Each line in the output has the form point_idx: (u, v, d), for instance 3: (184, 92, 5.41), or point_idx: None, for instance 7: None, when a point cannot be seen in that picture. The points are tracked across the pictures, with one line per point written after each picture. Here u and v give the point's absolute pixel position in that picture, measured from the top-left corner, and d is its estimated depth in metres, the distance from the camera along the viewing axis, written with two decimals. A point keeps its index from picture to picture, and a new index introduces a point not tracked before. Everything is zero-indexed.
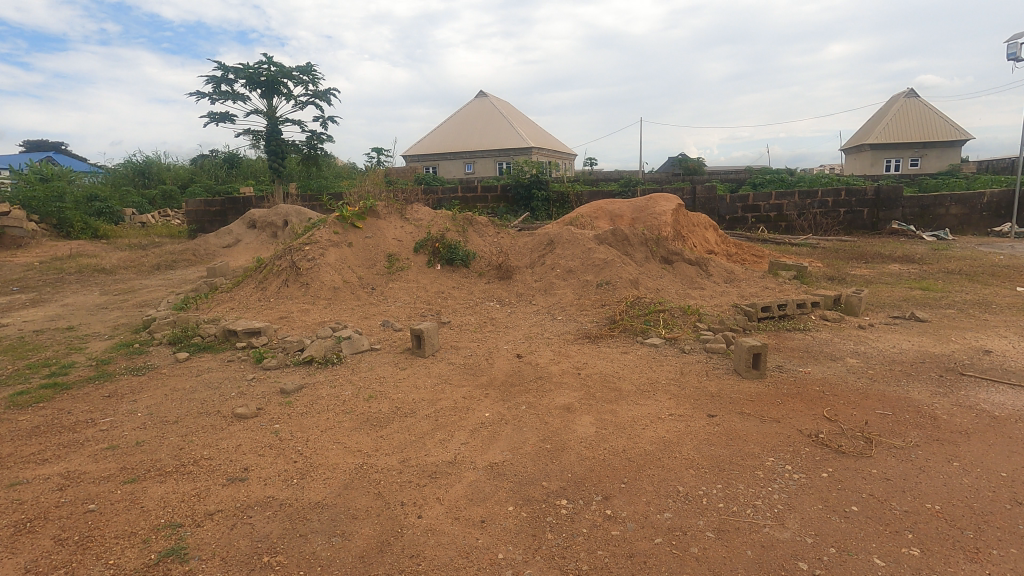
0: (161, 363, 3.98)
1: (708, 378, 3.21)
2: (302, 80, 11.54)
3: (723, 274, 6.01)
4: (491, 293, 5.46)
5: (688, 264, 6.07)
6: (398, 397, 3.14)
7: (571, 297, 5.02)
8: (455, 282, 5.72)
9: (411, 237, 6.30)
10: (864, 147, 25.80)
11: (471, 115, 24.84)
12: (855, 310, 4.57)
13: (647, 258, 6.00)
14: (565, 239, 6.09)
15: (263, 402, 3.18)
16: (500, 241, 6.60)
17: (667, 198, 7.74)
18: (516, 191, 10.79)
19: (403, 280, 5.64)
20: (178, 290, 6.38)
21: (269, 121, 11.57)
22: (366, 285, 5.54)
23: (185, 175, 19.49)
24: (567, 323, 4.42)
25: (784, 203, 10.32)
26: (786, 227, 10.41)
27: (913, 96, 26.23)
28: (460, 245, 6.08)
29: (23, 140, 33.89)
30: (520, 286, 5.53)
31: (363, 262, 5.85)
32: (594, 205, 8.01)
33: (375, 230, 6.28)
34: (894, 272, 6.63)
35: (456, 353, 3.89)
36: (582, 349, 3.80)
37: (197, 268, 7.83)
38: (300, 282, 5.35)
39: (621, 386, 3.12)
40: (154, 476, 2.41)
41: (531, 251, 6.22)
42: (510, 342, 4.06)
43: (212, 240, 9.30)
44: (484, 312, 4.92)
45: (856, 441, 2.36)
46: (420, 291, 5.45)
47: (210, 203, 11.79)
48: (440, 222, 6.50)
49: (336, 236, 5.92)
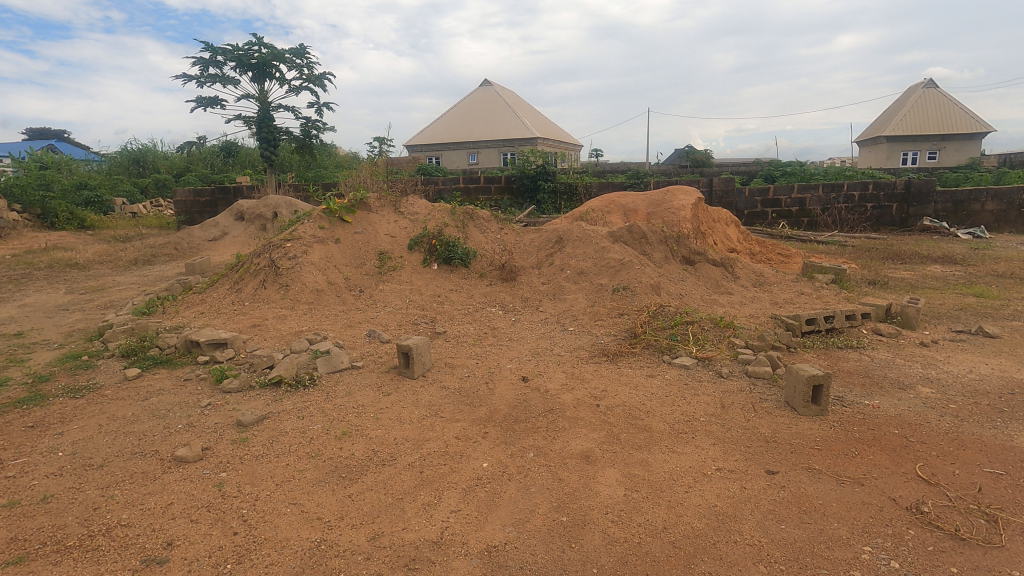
0: (107, 381, 3.42)
1: (757, 415, 2.61)
2: (295, 64, 10.89)
3: (752, 278, 5.41)
4: (493, 297, 4.88)
5: (712, 265, 5.49)
6: (377, 435, 2.57)
7: (584, 303, 4.43)
8: (453, 283, 5.13)
9: (405, 233, 5.71)
10: (880, 140, 24.89)
11: (475, 104, 24.17)
12: (913, 323, 3.97)
13: (666, 258, 5.41)
14: (576, 237, 5.50)
15: (212, 440, 2.61)
16: (504, 237, 6.00)
17: (685, 192, 7.13)
18: (521, 182, 10.18)
19: (396, 282, 5.07)
20: (150, 289, 5.81)
21: (260, 108, 10.93)
22: (353, 286, 4.95)
23: (180, 164, 18.95)
24: (581, 335, 3.84)
25: (806, 197, 9.69)
26: (808, 223, 9.77)
27: (931, 87, 25.42)
28: (459, 242, 5.48)
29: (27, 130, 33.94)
30: (525, 289, 4.94)
31: (351, 260, 5.26)
32: (606, 199, 7.40)
33: (366, 224, 5.71)
34: (938, 275, 6.01)
35: (450, 374, 3.31)
36: (599, 371, 3.22)
37: (176, 263, 7.26)
38: (279, 283, 4.78)
39: (651, 425, 2.53)
40: (46, 555, 1.84)
41: (538, 249, 5.62)
42: (514, 361, 3.47)
43: (196, 233, 8.72)
44: (485, 321, 4.34)
45: (975, 522, 1.78)
46: (413, 294, 4.88)
47: (200, 192, 11.21)
48: (437, 217, 5.91)
49: (321, 231, 5.35)
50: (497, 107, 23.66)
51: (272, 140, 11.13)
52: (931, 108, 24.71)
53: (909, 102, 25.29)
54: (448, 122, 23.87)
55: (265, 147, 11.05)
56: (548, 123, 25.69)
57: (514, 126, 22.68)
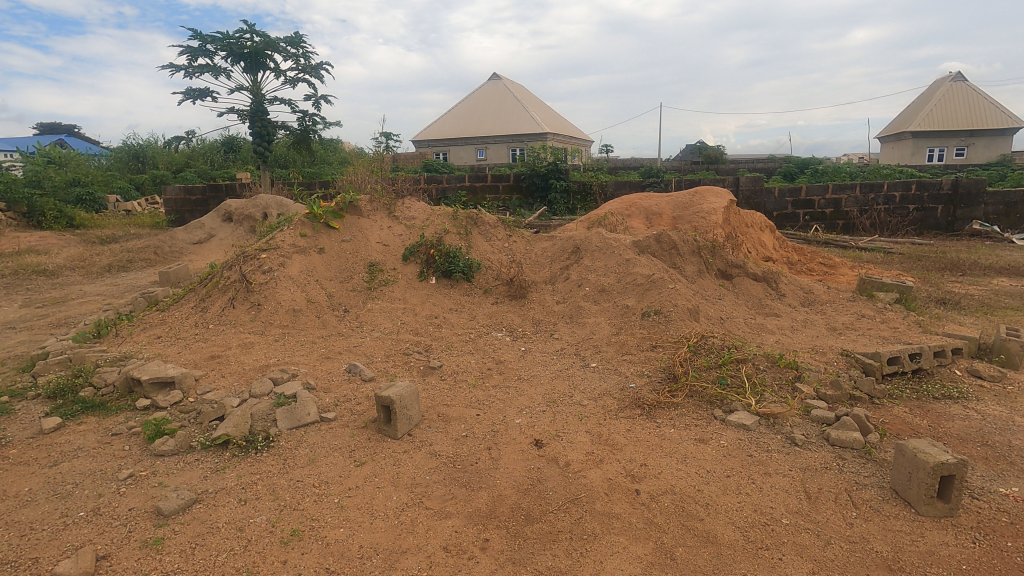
0: (17, 435, 2.75)
1: (861, 517, 1.89)
2: (291, 53, 10.19)
3: (799, 295, 4.67)
4: (500, 319, 4.18)
5: (752, 280, 4.76)
6: (338, 539, 1.88)
7: (607, 330, 3.71)
8: (453, 301, 4.44)
9: (400, 241, 5.02)
10: (905, 136, 23.90)
11: (483, 99, 23.42)
12: (1016, 362, 3.22)
13: (700, 272, 4.69)
14: (596, 247, 4.79)
15: (117, 540, 1.93)
16: (512, 244, 5.29)
17: (716, 193, 6.38)
18: (532, 181, 9.45)
19: (387, 300, 4.38)
20: (114, 303, 5.16)
21: (253, 100, 10.22)
22: (337, 305, 4.26)
23: (180, 159, 18.43)
24: (606, 376, 3.13)
25: (842, 198, 8.89)
26: (844, 226, 8.97)
27: (960, 80, 24.36)
28: (461, 252, 4.78)
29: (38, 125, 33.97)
30: (537, 310, 4.24)
31: (336, 273, 4.57)
32: (625, 201, 6.67)
33: (355, 231, 5.01)
34: (1012, 290, 5.22)
35: (444, 431, 2.61)
36: (635, 432, 2.52)
37: (152, 270, 6.62)
38: (250, 301, 4.11)
39: (717, 533, 1.83)
40: None
41: (551, 260, 4.91)
42: (524, 412, 2.77)
43: (180, 234, 8.07)
44: (489, 351, 3.64)
45: None
46: (407, 315, 4.19)
47: (191, 190, 10.57)
48: (437, 221, 5.21)
49: (303, 239, 4.65)
50: (506, 100, 22.90)
51: (267, 135, 10.34)
52: (959, 103, 23.65)
53: (935, 96, 24.24)
54: (455, 117, 23.14)
55: (259, 142, 10.25)
56: (559, 118, 24.91)
57: (524, 121, 21.91)
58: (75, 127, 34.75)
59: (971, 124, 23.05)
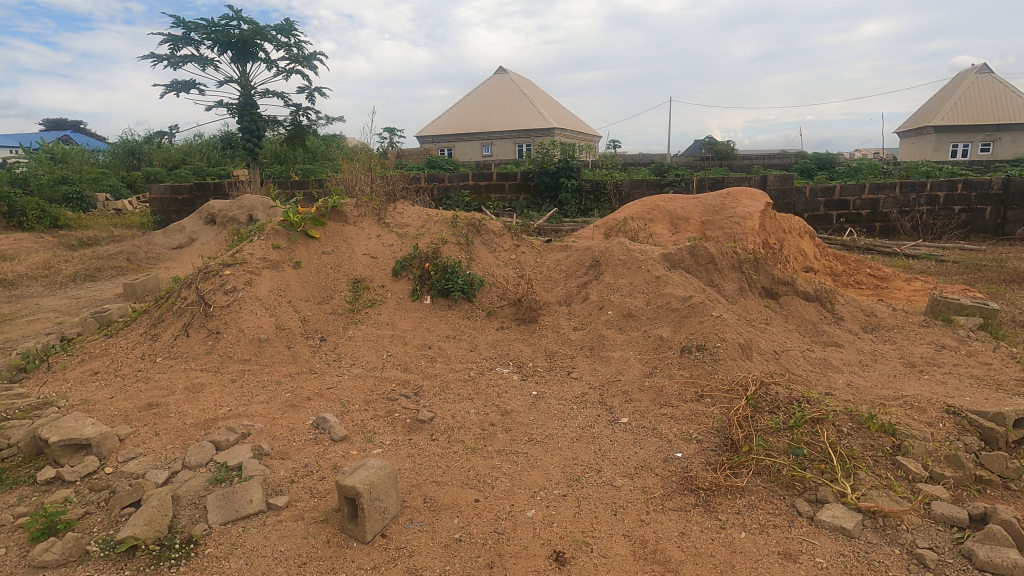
0: None
1: None
2: (283, 43, 9.43)
3: (860, 319, 3.96)
4: (506, 350, 3.49)
5: (802, 300, 4.06)
6: None
7: (639, 370, 3.02)
8: (451, 326, 3.75)
9: (391, 252, 4.34)
10: (927, 130, 22.98)
11: (489, 93, 22.68)
12: None
13: (741, 291, 3.99)
14: (619, 261, 4.09)
15: None
16: (520, 255, 4.59)
17: (749, 195, 5.66)
18: (541, 180, 8.74)
19: (373, 325, 3.71)
20: (64, 322, 4.50)
21: (242, 93, 9.53)
22: (312, 331, 3.58)
23: (176, 155, 17.80)
24: (643, 439, 2.44)
25: (880, 198, 8.14)
26: (882, 229, 8.21)
27: (985, 72, 23.41)
28: (460, 267, 4.09)
29: (41, 121, 33.62)
30: (550, 339, 3.56)
31: (314, 292, 3.89)
32: (646, 203, 5.96)
33: (339, 240, 4.34)
34: None
35: (429, 531, 1.93)
36: (692, 540, 1.83)
37: (120, 280, 5.95)
38: (208, 329, 3.44)
39: None
40: None
41: (566, 275, 4.21)
42: (537, 499, 2.08)
43: (158, 238, 7.41)
44: (493, 396, 2.96)
45: None
46: (395, 346, 3.51)
47: (177, 189, 9.92)
48: (434, 229, 4.52)
49: (275, 252, 3.97)
50: (513, 95, 22.16)
51: (256, 130, 9.62)
52: (984, 96, 22.71)
53: (959, 89, 23.30)
54: (460, 112, 22.41)
55: (247, 138, 9.55)
56: (567, 113, 24.16)
57: (531, 116, 21.15)
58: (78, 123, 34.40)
59: (997, 118, 22.05)
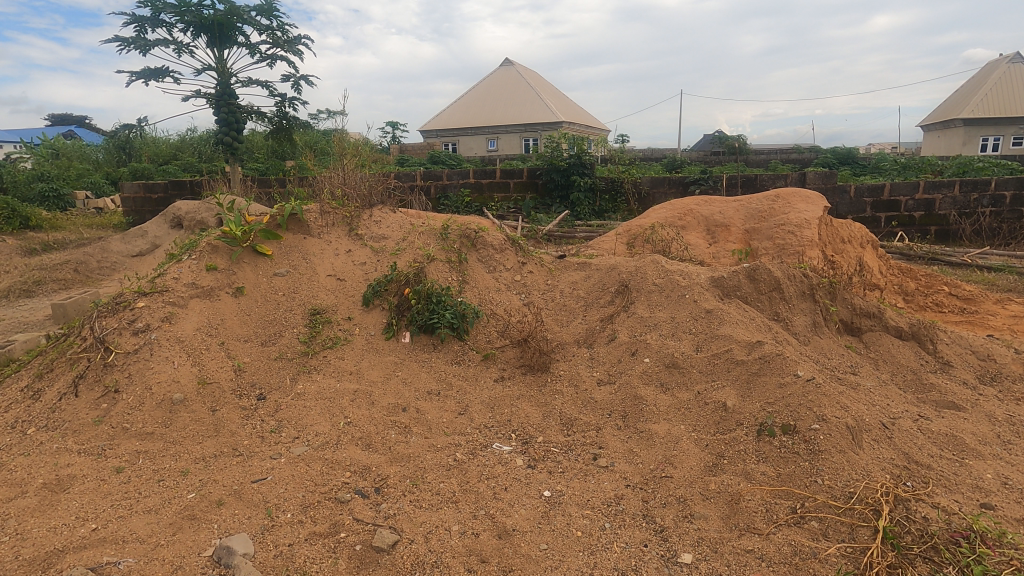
0: None
1: None
2: (263, 26, 8.46)
3: (972, 365, 3.02)
4: (506, 414, 2.58)
5: (893, 339, 3.12)
6: None
7: (697, 460, 2.09)
8: (435, 377, 2.84)
9: (363, 272, 3.43)
10: (956, 123, 21.77)
11: (494, 85, 21.71)
12: None
13: (815, 327, 3.06)
14: (654, 286, 3.16)
15: None
16: (527, 274, 3.67)
17: (802, 197, 4.72)
18: (550, 177, 7.80)
19: (332, 376, 2.81)
20: None
21: (219, 80, 8.61)
22: (248, 386, 2.68)
23: (168, 150, 16.93)
24: None
25: (936, 198, 7.14)
26: (938, 233, 7.21)
27: (1018, 61, 22.14)
28: (449, 295, 3.17)
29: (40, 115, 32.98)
30: (566, 398, 2.64)
31: (259, 328, 2.99)
32: (677, 207, 5.02)
33: (298, 258, 3.43)
34: None
35: None
36: None
37: (56, 298, 5.06)
38: (105, 386, 2.55)
39: None
40: None
41: (585, 304, 3.29)
42: None
43: (116, 244, 6.49)
44: (487, 500, 2.04)
45: None
46: (358, 408, 2.60)
47: (151, 188, 9.05)
48: (419, 241, 3.61)
49: (209, 276, 3.07)
50: (520, 87, 21.18)
51: (235, 123, 8.71)
52: (1017, 87, 21.47)
53: (990, 80, 22.06)
54: (465, 105, 21.44)
55: (225, 131, 8.64)
56: (576, 107, 23.14)
57: (538, 109, 20.15)
58: (77, 117, 33.70)
59: None
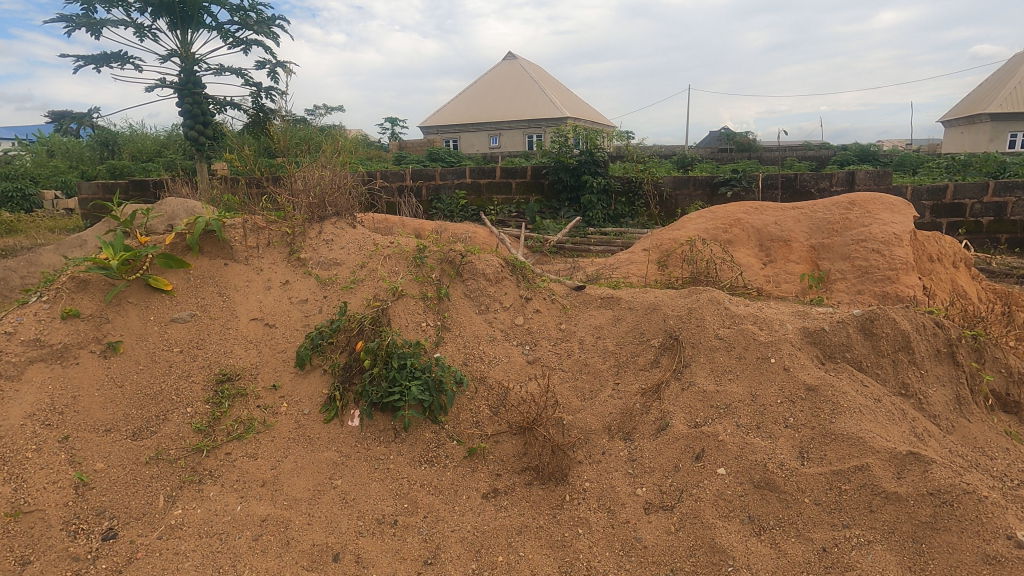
0: None
1: None
2: (232, 5, 7.45)
3: None
4: (499, 568, 1.60)
5: None
6: None
7: None
8: (390, 490, 1.85)
9: (301, 313, 2.44)
10: (982, 118, 20.64)
11: (497, 79, 20.70)
12: None
13: (960, 405, 2.05)
14: (719, 342, 2.16)
15: None
16: (532, 313, 2.67)
17: (882, 204, 3.70)
18: (558, 177, 6.79)
19: (232, 489, 1.83)
20: None
21: (183, 67, 7.61)
22: (93, 514, 1.70)
23: (152, 146, 15.93)
24: None
25: (1009, 201, 6.11)
26: (1009, 242, 6.18)
27: None
28: (419, 352, 2.17)
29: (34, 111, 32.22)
30: (595, 535, 1.65)
31: (133, 406, 2.01)
32: (719, 216, 4.01)
33: (211, 293, 2.45)
34: None
35: None
36: None
37: None
38: None
39: None
40: None
41: (615, 363, 2.29)
42: None
43: (47, 255, 5.47)
44: None
45: None
46: (260, 556, 1.62)
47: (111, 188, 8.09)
48: (382, 268, 2.62)
49: (65, 326, 2.09)
50: (523, 81, 20.17)
51: (201, 115, 7.72)
52: None
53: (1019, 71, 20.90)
54: (466, 100, 20.44)
55: (190, 124, 7.65)
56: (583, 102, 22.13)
57: (542, 104, 19.13)
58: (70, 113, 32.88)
59: None
